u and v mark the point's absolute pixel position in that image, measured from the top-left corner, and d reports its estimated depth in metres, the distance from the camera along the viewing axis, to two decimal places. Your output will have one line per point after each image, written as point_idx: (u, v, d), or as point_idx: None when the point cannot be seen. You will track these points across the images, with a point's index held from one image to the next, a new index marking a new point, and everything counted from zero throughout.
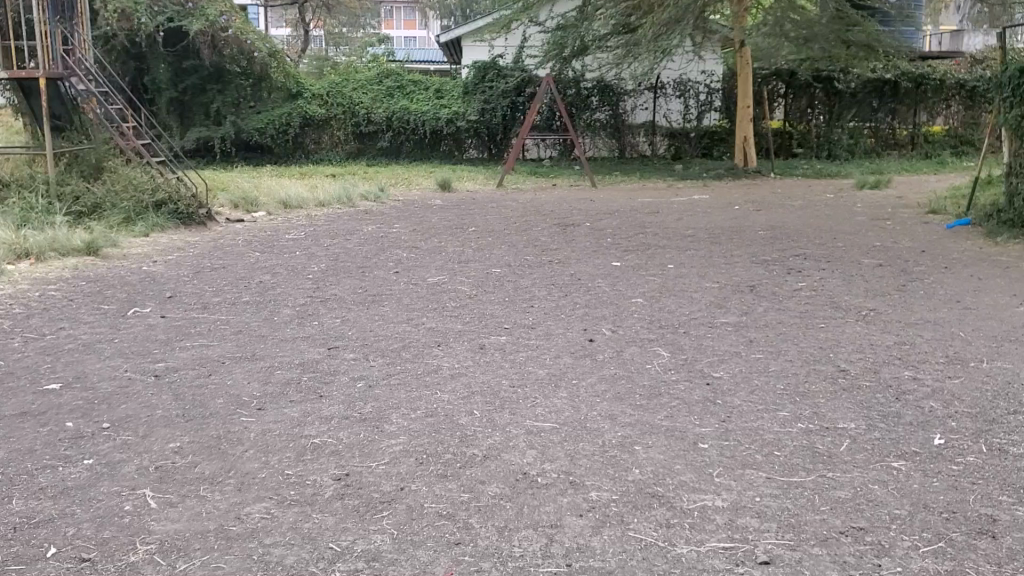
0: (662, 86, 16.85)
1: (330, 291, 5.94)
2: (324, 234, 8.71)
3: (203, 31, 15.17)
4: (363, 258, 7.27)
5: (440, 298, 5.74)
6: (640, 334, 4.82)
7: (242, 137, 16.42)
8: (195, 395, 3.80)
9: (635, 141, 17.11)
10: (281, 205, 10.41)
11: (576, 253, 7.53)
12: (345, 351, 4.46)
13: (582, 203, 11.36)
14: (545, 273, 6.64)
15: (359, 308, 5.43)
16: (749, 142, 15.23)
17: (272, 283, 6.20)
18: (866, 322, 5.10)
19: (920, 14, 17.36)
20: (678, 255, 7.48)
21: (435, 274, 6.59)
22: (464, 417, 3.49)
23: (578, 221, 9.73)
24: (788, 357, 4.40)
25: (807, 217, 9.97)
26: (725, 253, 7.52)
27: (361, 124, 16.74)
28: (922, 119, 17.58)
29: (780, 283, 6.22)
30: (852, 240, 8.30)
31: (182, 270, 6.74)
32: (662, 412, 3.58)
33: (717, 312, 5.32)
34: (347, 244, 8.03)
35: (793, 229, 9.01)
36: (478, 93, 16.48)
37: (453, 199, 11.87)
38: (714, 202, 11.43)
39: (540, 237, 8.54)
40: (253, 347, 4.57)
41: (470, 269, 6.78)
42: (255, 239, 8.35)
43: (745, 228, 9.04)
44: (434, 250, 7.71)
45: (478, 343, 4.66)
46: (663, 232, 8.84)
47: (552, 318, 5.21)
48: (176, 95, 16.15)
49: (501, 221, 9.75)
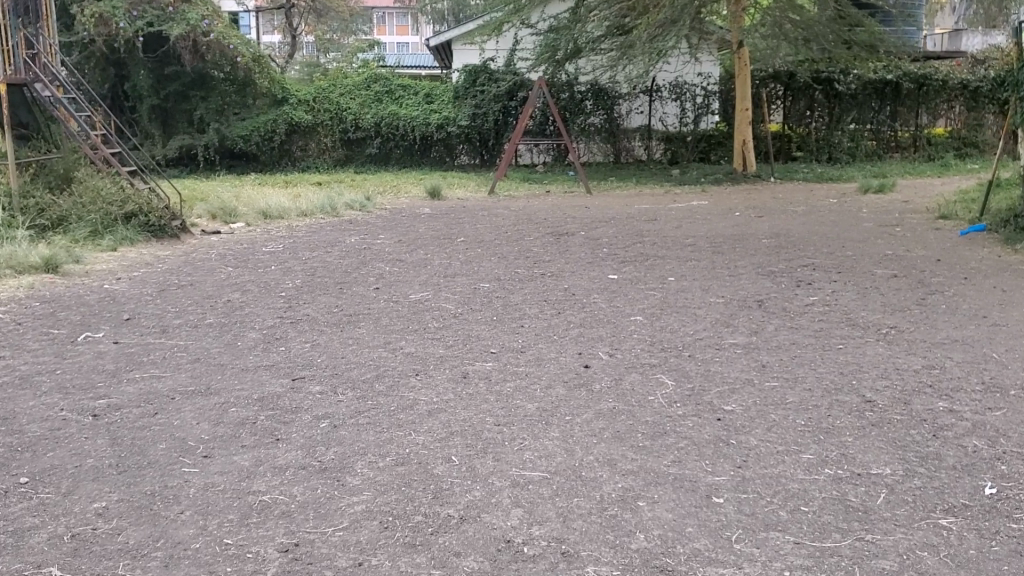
0: (658, 89, 16.41)
1: (302, 310, 5.48)
2: (304, 246, 8.25)
3: (184, 35, 14.70)
4: (343, 272, 6.81)
5: (422, 318, 5.28)
6: (640, 359, 4.36)
7: (226, 145, 15.94)
8: (133, 441, 3.33)
9: (631, 146, 16.75)
10: (260, 215, 9.95)
11: (570, 265, 7.07)
12: (311, 383, 3.99)
13: (576, 211, 10.91)
14: (536, 288, 6.18)
15: (332, 331, 4.97)
16: (748, 146, 14.79)
17: (241, 302, 5.74)
18: (888, 343, 4.64)
19: (920, 13, 16.94)
20: (678, 266, 7.02)
21: (418, 289, 6.13)
22: (440, 466, 3.02)
23: (573, 229, 9.27)
24: (807, 386, 3.93)
25: (812, 224, 9.53)
26: (728, 264, 7.07)
27: (349, 131, 16.27)
28: (924, 121, 17.17)
29: (790, 297, 5.76)
30: (862, 248, 7.85)
31: (146, 288, 6.27)
32: (668, 456, 3.12)
33: (723, 331, 4.87)
34: (326, 257, 7.56)
35: (798, 237, 8.56)
36: (469, 98, 16.04)
37: (442, 207, 11.42)
38: (714, 209, 10.99)
39: (533, 247, 8.08)
40: (209, 379, 4.11)
41: (456, 284, 6.33)
42: (230, 252, 7.88)
43: (747, 236, 8.59)
44: (418, 263, 7.25)
45: (461, 371, 4.19)
46: (662, 240, 8.38)
47: (543, 340, 4.75)
48: (158, 103, 15.69)
49: (492, 230, 9.31)
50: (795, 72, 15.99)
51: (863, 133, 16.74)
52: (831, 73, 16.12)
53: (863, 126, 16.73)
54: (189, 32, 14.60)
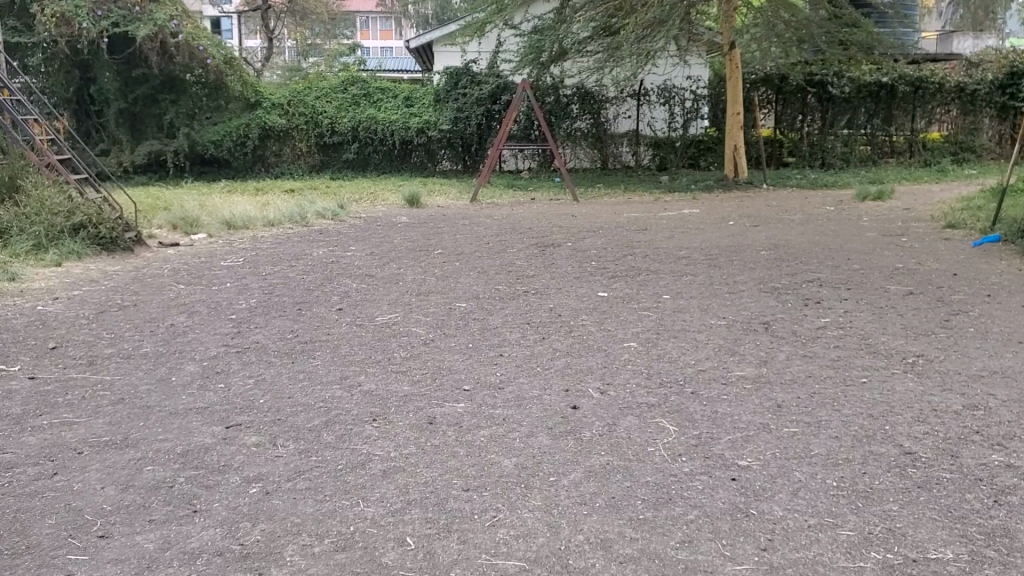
0: (646, 92, 15.85)
1: (252, 338, 4.86)
2: (267, 259, 7.63)
3: (151, 36, 14.02)
4: (305, 289, 6.20)
5: (387, 344, 4.66)
6: (636, 396, 3.76)
7: (197, 150, 15.26)
8: (16, 515, 2.69)
9: (618, 151, 16.14)
10: (224, 225, 9.30)
11: (554, 281, 6.47)
12: (248, 433, 3.38)
13: (562, 219, 10.35)
14: (518, 308, 5.57)
15: (284, 363, 4.35)
16: (740, 151, 14.23)
17: (186, 328, 5.10)
18: (919, 376, 4.06)
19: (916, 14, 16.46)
20: (673, 281, 6.44)
21: (386, 310, 5.51)
22: (390, 553, 2.43)
23: (558, 240, 8.68)
24: (833, 434, 3.34)
25: (811, 233, 9.00)
26: (728, 279, 6.49)
27: (325, 136, 15.63)
28: (919, 125, 16.70)
29: (801, 319, 5.18)
30: (870, 260, 7.31)
31: (84, 310, 5.62)
32: (675, 535, 2.52)
33: (730, 363, 4.27)
34: (289, 273, 6.94)
35: (798, 248, 8.00)
36: (450, 101, 15.43)
37: (421, 216, 10.81)
38: (706, 217, 10.44)
39: (515, 260, 7.50)
40: (129, 427, 3.46)
41: (428, 303, 5.71)
42: (186, 267, 7.25)
43: (745, 247, 8.02)
44: (390, 279, 6.63)
45: (426, 414, 3.57)
46: (654, 252, 7.80)
47: (523, 372, 4.13)
48: (125, 107, 15.00)
49: (471, 241, 8.71)
50: (787, 74, 15.45)
51: (857, 137, 16.26)
52: (826, 75, 15.56)
53: (857, 130, 16.24)
54: (156, 33, 13.93)
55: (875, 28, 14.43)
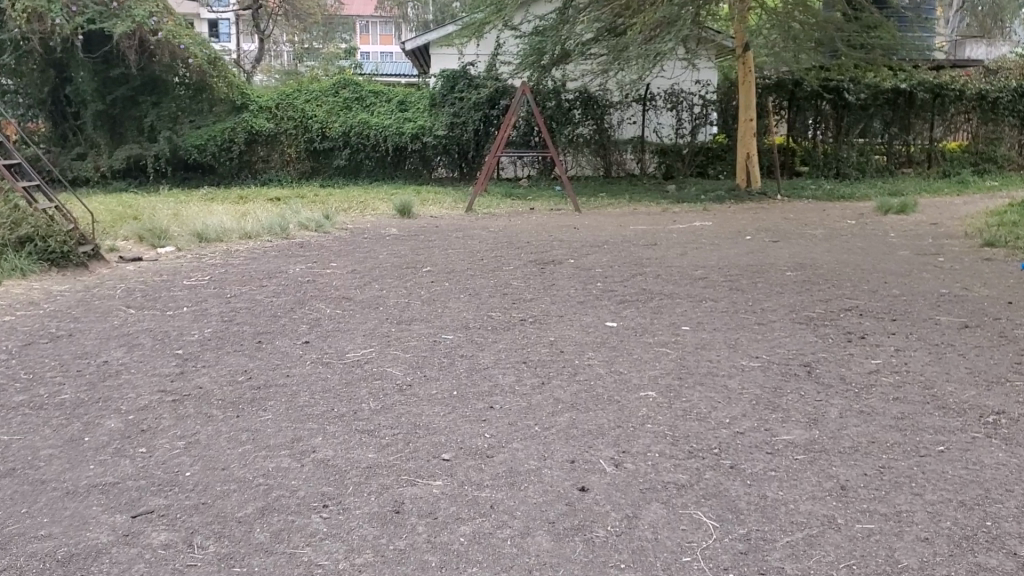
0: (652, 97, 15.09)
1: (194, 381, 4.07)
2: (235, 277, 6.86)
3: (129, 34, 13.25)
4: (272, 316, 5.43)
5: (357, 392, 3.88)
6: (662, 472, 2.99)
7: (179, 155, 14.49)
8: None
9: (622, 158, 15.39)
10: (195, 237, 8.51)
11: (557, 307, 5.68)
12: (158, 528, 2.60)
13: (564, 232, 9.58)
14: (516, 340, 4.81)
15: (227, 418, 3.56)
16: (753, 159, 13.48)
17: (120, 366, 4.31)
18: (1011, 443, 3.29)
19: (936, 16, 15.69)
20: (693, 308, 5.67)
21: (359, 343, 4.72)
22: None
23: (559, 256, 7.89)
24: (923, 533, 2.56)
25: (838, 251, 8.23)
26: (754, 306, 5.73)
27: (315, 141, 14.84)
28: (938, 134, 15.96)
29: (848, 361, 4.41)
30: (910, 284, 6.54)
31: (9, 341, 4.84)
32: None
33: (772, 424, 3.49)
34: (257, 295, 6.15)
35: (827, 268, 7.23)
36: (447, 105, 14.67)
37: (412, 227, 10.06)
38: (720, 231, 9.69)
39: (513, 280, 6.73)
40: (6, 517, 2.68)
41: (411, 334, 4.94)
42: (142, 286, 6.48)
43: (768, 267, 7.25)
44: (369, 303, 5.84)
45: (394, 497, 2.79)
46: (667, 272, 7.01)
47: (520, 434, 3.34)
48: (103, 108, 14.23)
49: (465, 257, 7.94)
50: (801, 80, 14.69)
51: (872, 146, 15.52)
52: (841, 81, 14.74)
53: (873, 139, 15.49)
54: (135, 30, 13.17)
55: (896, 29, 13.63)
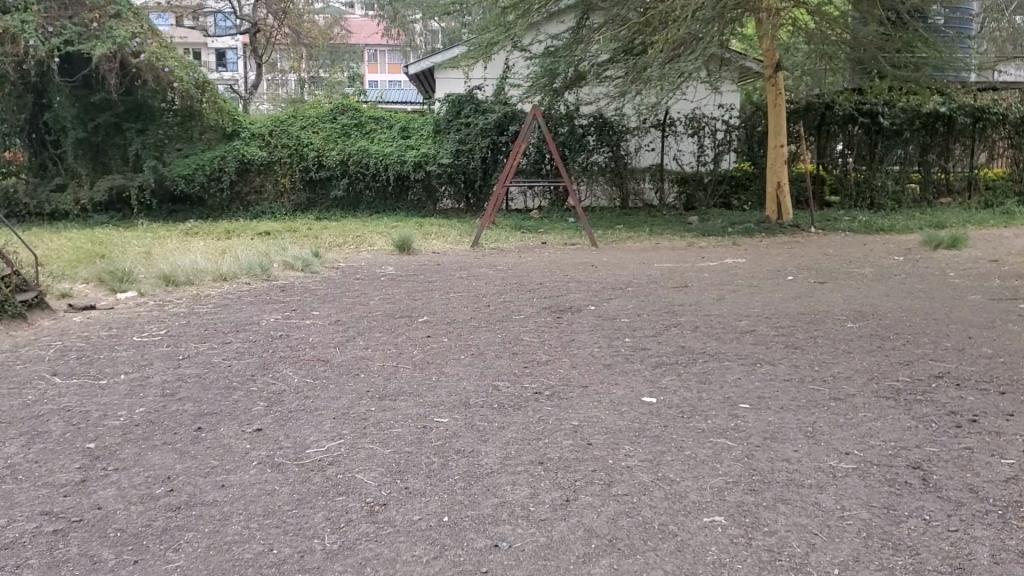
0: (671, 122, 14.10)
1: (95, 497, 3.00)
2: (196, 331, 5.81)
3: (110, 56, 12.29)
4: (227, 387, 4.38)
5: (315, 517, 2.81)
6: None
7: (165, 186, 13.51)
8: None
9: (639, 188, 14.39)
10: (162, 280, 7.48)
11: (579, 373, 4.60)
12: None
13: (581, 271, 8.55)
14: (530, 424, 3.75)
15: (120, 568, 2.50)
16: (783, 189, 12.42)
17: (4, 471, 3.25)
18: None
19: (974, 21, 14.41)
20: (748, 375, 4.60)
21: (327, 430, 3.66)
22: None
23: (577, 302, 6.82)
24: None
25: (896, 295, 7.16)
26: (821, 372, 4.65)
27: (311, 170, 13.86)
28: (979, 160, 14.94)
29: (975, 461, 3.33)
30: (1002, 338, 5.44)
31: None
32: None
33: None
34: (216, 355, 5.10)
35: (893, 318, 6.16)
36: (451, 132, 13.71)
37: (411, 265, 9.02)
38: (755, 270, 8.65)
39: (525, 333, 5.68)
40: None
41: (397, 415, 3.88)
42: (85, 343, 5.44)
43: (824, 317, 6.18)
44: (349, 365, 4.78)
45: None
46: (706, 323, 5.93)
47: None
48: (85, 136, 13.29)
49: (468, 302, 6.89)
50: (833, 103, 13.69)
51: (909, 174, 14.49)
52: (875, 104, 13.77)
53: (909, 166, 14.46)
54: (116, 52, 12.23)
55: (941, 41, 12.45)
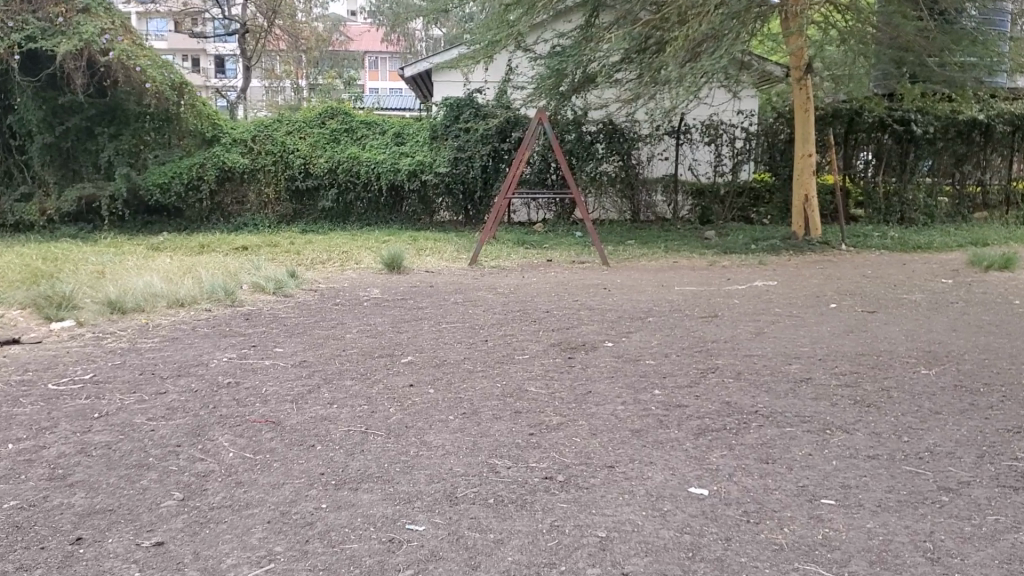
0: (686, 129, 13.09)
1: None
2: (129, 375, 4.74)
3: (76, 54, 11.34)
4: (139, 467, 3.30)
5: None
6: None
7: (139, 195, 12.46)
8: None
9: (652, 200, 13.35)
10: (109, 307, 6.44)
11: (601, 446, 3.54)
12: None
13: (592, 296, 7.49)
14: (539, 536, 2.68)
15: None
16: (812, 202, 11.35)
17: None
18: None
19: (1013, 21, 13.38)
20: (823, 450, 3.53)
21: (253, 550, 2.58)
22: None
23: (592, 338, 5.75)
24: None
25: (962, 329, 6.11)
26: (913, 446, 3.58)
27: (298, 179, 12.86)
28: (1016, 172, 13.90)
29: None
30: None
31: None
32: None
33: None
34: (141, 414, 4.02)
35: (976, 362, 5.08)
36: (449, 138, 12.70)
37: (400, 287, 7.97)
38: (791, 294, 7.59)
39: (527, 382, 4.60)
40: None
41: (357, 517, 2.81)
42: None
43: (891, 361, 5.11)
44: (306, 431, 3.72)
45: None
46: (750, 368, 4.87)
47: None
48: (52, 141, 12.21)
49: (460, 336, 5.84)
50: (861, 109, 12.64)
51: (941, 186, 13.45)
52: (907, 111, 12.77)
53: (942, 178, 13.41)
54: (83, 50, 11.26)
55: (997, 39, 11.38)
